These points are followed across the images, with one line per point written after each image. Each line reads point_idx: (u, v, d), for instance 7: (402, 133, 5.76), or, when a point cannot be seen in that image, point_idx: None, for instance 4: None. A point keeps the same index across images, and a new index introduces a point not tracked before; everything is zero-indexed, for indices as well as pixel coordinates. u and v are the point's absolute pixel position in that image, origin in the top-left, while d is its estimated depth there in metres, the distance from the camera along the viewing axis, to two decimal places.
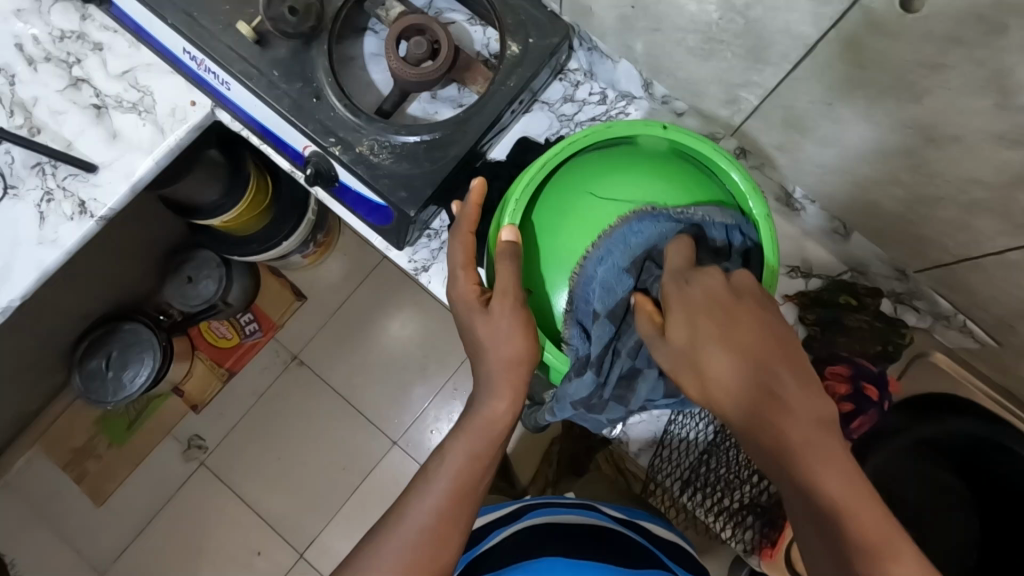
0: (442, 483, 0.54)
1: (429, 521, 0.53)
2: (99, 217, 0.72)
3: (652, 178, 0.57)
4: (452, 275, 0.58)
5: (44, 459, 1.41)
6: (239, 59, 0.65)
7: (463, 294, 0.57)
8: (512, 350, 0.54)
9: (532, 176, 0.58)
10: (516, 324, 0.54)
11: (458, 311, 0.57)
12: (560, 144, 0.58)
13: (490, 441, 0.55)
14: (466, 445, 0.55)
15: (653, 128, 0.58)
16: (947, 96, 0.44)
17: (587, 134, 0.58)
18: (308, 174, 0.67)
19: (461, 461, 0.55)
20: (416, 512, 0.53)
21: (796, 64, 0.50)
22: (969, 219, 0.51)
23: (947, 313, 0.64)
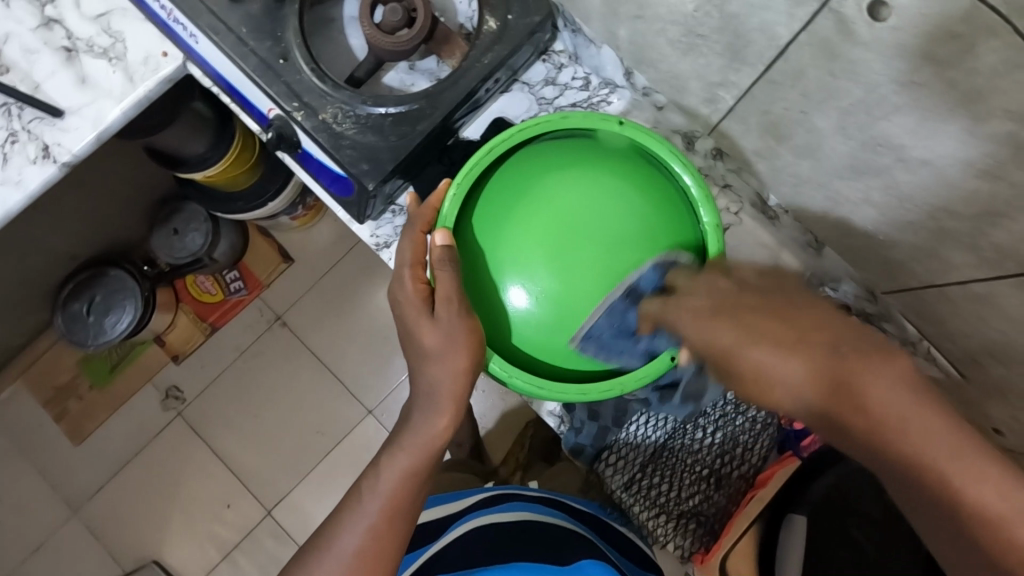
0: (374, 506, 0.57)
1: (363, 547, 0.56)
2: (62, 162, 0.71)
3: (606, 176, 0.55)
4: (400, 274, 0.57)
5: (26, 394, 1.42)
6: (207, 12, 0.63)
7: (411, 296, 0.56)
8: (456, 360, 0.53)
9: (479, 160, 0.57)
10: (461, 327, 0.53)
11: (405, 315, 0.56)
12: (508, 131, 0.57)
13: (425, 458, 0.57)
14: (399, 464, 0.57)
15: (609, 123, 0.57)
16: (917, 115, 0.41)
17: (539, 122, 0.57)
18: (270, 138, 0.65)
19: (392, 482, 0.57)
20: (349, 537, 0.56)
21: (770, 66, 0.47)
22: (938, 247, 0.49)
23: (913, 338, 0.61)
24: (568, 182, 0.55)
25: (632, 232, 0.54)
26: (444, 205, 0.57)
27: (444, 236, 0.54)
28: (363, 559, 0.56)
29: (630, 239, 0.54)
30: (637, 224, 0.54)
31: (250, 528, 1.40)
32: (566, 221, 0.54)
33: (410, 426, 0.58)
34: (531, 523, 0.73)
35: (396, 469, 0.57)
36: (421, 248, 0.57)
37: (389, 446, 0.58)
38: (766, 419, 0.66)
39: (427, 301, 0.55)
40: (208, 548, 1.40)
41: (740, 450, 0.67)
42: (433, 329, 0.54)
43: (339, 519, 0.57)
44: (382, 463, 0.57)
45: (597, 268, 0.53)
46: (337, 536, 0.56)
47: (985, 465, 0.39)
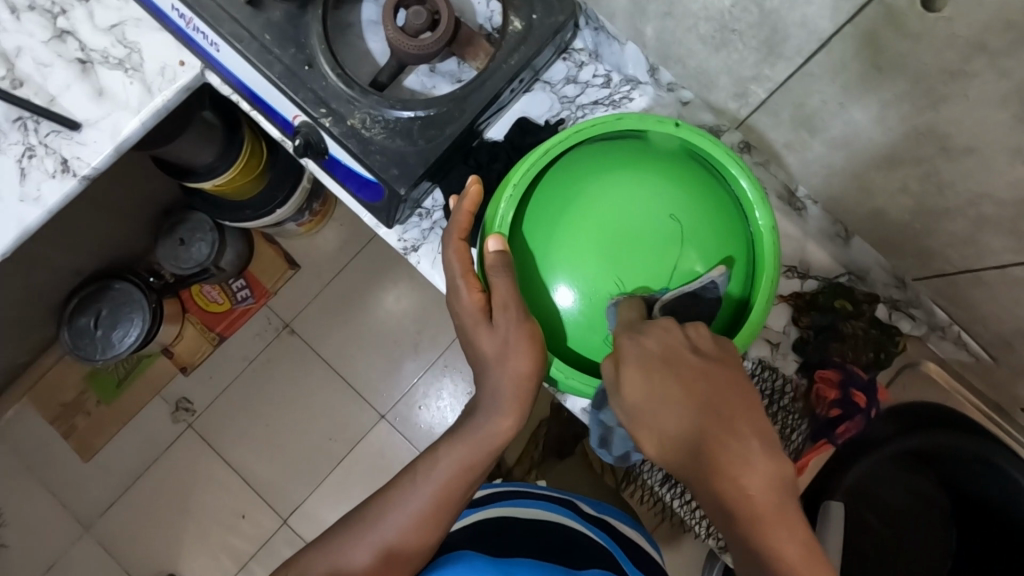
0: (425, 491, 0.59)
1: (412, 520, 0.59)
2: (82, 175, 0.70)
3: (661, 180, 0.55)
4: (454, 285, 0.57)
5: (32, 412, 1.40)
6: (229, 20, 0.62)
7: (466, 305, 0.56)
8: (518, 364, 0.54)
9: (534, 162, 0.56)
10: (519, 334, 0.54)
11: (463, 324, 0.57)
12: (565, 132, 0.56)
13: (485, 454, 0.58)
14: (456, 456, 0.59)
15: (665, 125, 0.56)
16: (965, 104, 0.42)
17: (595, 123, 0.56)
18: (297, 145, 0.65)
19: (451, 469, 0.59)
20: (403, 506, 0.59)
21: (808, 59, 0.48)
22: (976, 234, 0.50)
23: (943, 324, 0.63)
24: (623, 185, 0.54)
25: (685, 237, 0.54)
26: (498, 207, 0.57)
27: (497, 241, 0.54)
28: (409, 530, 0.58)
29: (682, 243, 0.54)
30: (691, 225, 0.54)
31: (266, 538, 1.39)
32: (620, 223, 0.54)
33: (473, 418, 0.59)
34: (549, 524, 0.72)
35: (457, 458, 0.59)
36: (468, 259, 0.56)
37: (455, 436, 0.60)
38: (799, 409, 0.66)
39: (483, 308, 0.56)
40: (224, 560, 1.39)
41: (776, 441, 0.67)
42: (492, 335, 0.55)
43: (399, 488, 0.60)
44: (440, 453, 0.60)
45: (648, 272, 0.53)
46: (394, 503, 0.60)
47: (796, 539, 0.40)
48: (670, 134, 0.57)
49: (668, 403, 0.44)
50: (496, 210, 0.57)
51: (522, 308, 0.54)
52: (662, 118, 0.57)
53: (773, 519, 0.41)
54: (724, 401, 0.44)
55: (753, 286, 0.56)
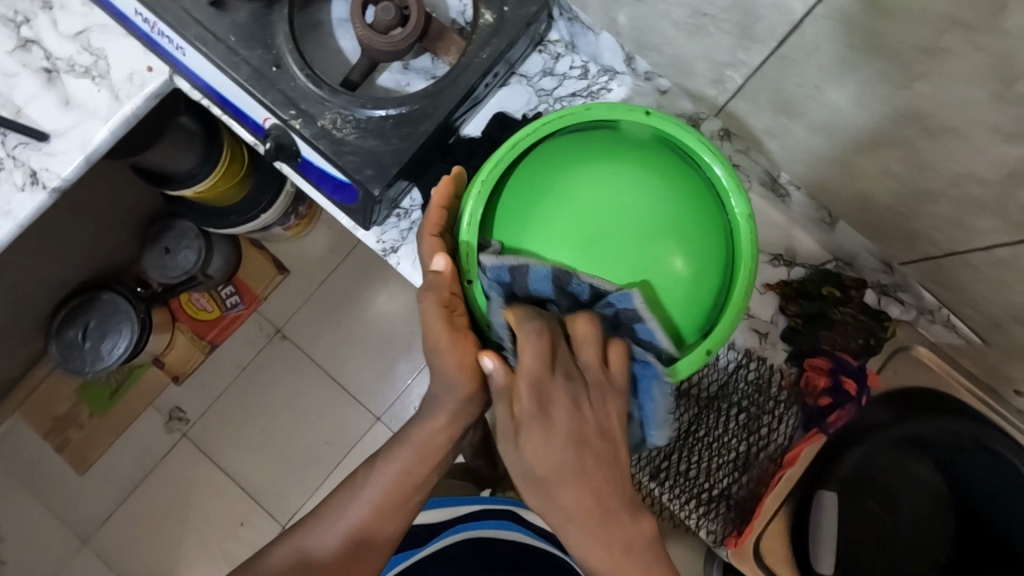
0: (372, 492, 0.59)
1: (365, 519, 0.59)
2: (51, 187, 0.68)
3: (635, 167, 0.53)
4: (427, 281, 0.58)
5: (25, 426, 1.39)
6: (193, 22, 0.61)
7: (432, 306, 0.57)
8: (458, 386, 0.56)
9: (503, 155, 0.55)
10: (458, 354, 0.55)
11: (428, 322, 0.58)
12: (533, 124, 0.55)
13: (430, 460, 0.59)
14: (404, 457, 0.59)
15: (635, 113, 0.55)
16: (943, 82, 0.40)
17: (563, 114, 0.56)
18: (269, 149, 0.64)
19: (396, 473, 0.59)
20: (358, 505, 0.59)
21: (783, 42, 0.46)
22: (963, 216, 0.49)
23: (931, 307, 0.62)
24: (594, 176, 0.53)
25: (662, 225, 0.52)
26: (467, 206, 0.56)
27: (441, 260, 0.54)
28: (363, 529, 0.59)
29: (659, 232, 0.52)
30: (668, 214, 0.52)
31: (266, 545, 1.38)
32: (597, 214, 0.52)
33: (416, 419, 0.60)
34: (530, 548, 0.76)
35: (400, 462, 0.59)
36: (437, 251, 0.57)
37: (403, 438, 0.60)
38: (787, 398, 0.65)
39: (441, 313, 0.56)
40: (224, 568, 1.38)
41: (767, 429, 0.66)
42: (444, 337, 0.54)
43: (352, 486, 0.61)
44: (389, 454, 0.60)
45: (625, 269, 0.51)
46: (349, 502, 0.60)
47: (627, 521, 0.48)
48: (640, 123, 0.56)
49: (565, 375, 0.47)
50: (465, 208, 0.56)
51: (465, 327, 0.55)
52: (630, 107, 0.56)
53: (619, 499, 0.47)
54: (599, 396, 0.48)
55: (734, 278, 0.55)
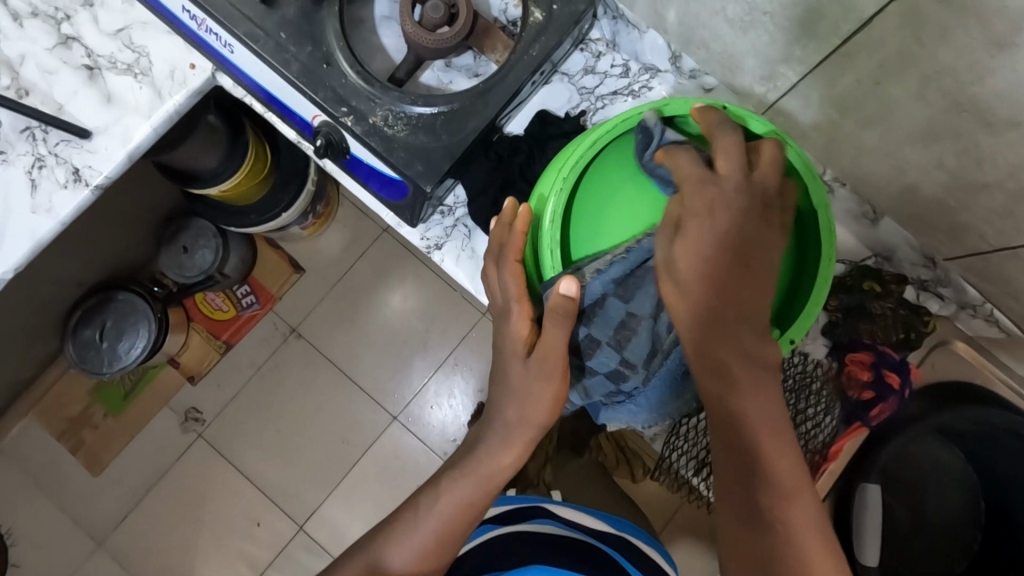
0: (427, 526, 0.59)
1: (423, 547, 0.59)
2: (94, 185, 0.68)
3: None
4: (507, 308, 0.57)
5: (39, 427, 1.38)
6: (243, 19, 0.61)
7: (514, 333, 0.56)
8: (532, 413, 0.56)
9: (582, 152, 0.56)
10: (543, 386, 0.55)
11: (502, 346, 0.57)
12: (612, 119, 0.56)
13: (484, 490, 0.59)
14: (457, 495, 0.59)
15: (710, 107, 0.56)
16: (1012, 77, 0.41)
17: (640, 109, 0.56)
18: (318, 145, 0.64)
19: (453, 506, 0.59)
20: (417, 535, 0.59)
21: (845, 39, 0.47)
22: (1015, 207, 0.50)
23: (974, 302, 0.63)
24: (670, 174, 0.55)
25: None
26: (548, 202, 0.57)
27: (569, 283, 0.50)
28: (421, 555, 0.59)
29: None
30: None
31: (282, 544, 1.37)
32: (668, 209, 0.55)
33: (475, 453, 0.60)
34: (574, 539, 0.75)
35: (459, 495, 0.59)
36: (523, 281, 0.56)
37: (460, 469, 0.60)
38: (829, 393, 0.66)
39: (528, 338, 0.55)
40: (240, 568, 1.37)
41: (810, 424, 0.67)
42: (536, 374, 0.55)
43: (406, 515, 0.61)
44: (441, 487, 0.60)
45: None
46: (407, 533, 0.60)
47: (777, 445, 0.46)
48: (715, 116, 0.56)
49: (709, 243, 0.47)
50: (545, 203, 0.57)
51: (563, 358, 0.54)
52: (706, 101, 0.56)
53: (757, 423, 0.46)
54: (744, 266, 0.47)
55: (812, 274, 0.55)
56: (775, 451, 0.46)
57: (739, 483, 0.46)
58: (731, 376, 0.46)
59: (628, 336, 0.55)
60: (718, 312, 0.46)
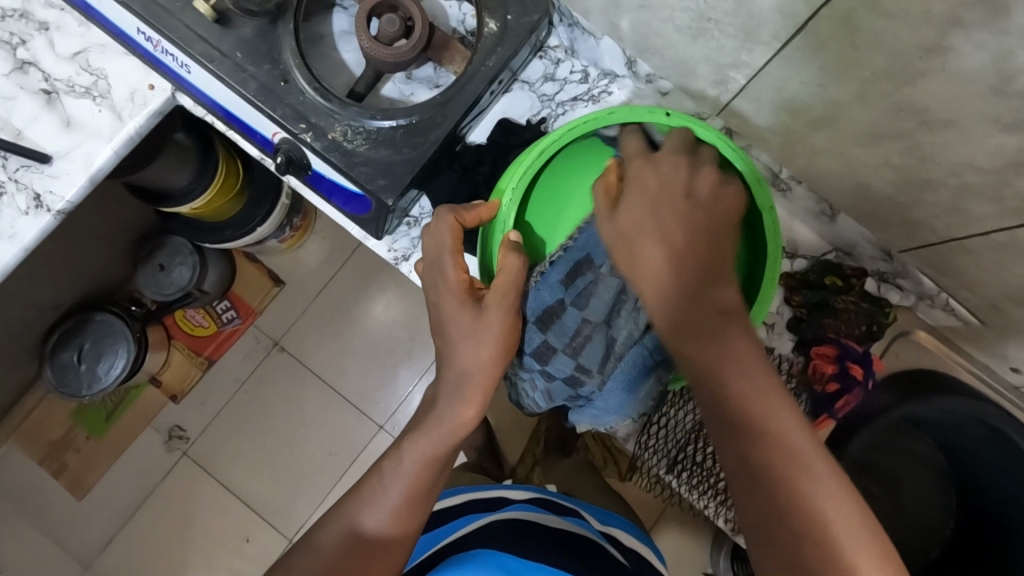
0: (400, 486, 0.57)
1: (395, 508, 0.57)
2: (56, 210, 0.68)
3: None
4: (438, 262, 0.56)
5: (20, 453, 1.36)
6: (199, 40, 0.61)
7: (451, 285, 0.55)
8: (484, 355, 0.55)
9: (531, 162, 0.57)
10: (493, 329, 0.54)
11: (438, 303, 0.56)
12: (558, 130, 0.56)
13: (449, 446, 0.58)
14: (423, 452, 0.58)
15: (657, 115, 0.56)
16: (943, 78, 0.42)
17: (587, 119, 0.56)
18: (279, 162, 0.64)
19: (419, 463, 0.57)
20: (388, 496, 0.58)
21: (785, 43, 0.48)
22: (960, 202, 0.52)
23: (931, 292, 0.65)
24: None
25: None
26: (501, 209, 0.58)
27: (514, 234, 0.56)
28: (393, 516, 0.57)
29: None
30: None
31: (272, 560, 1.37)
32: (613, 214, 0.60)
33: (435, 411, 0.58)
34: (572, 535, 0.74)
35: (422, 454, 0.58)
36: (459, 236, 0.55)
37: (423, 428, 0.58)
38: (795, 386, 0.67)
39: (467, 291, 0.55)
40: None
41: None
42: (479, 317, 0.54)
43: (371, 479, 0.59)
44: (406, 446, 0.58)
45: None
46: (377, 496, 0.58)
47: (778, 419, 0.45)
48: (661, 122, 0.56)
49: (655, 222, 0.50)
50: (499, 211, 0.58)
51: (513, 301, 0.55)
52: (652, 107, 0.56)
53: (754, 398, 0.46)
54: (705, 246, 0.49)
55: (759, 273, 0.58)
56: (783, 433, 0.45)
57: (744, 464, 0.45)
58: (730, 368, 0.46)
59: (583, 342, 0.58)
60: (694, 286, 0.48)
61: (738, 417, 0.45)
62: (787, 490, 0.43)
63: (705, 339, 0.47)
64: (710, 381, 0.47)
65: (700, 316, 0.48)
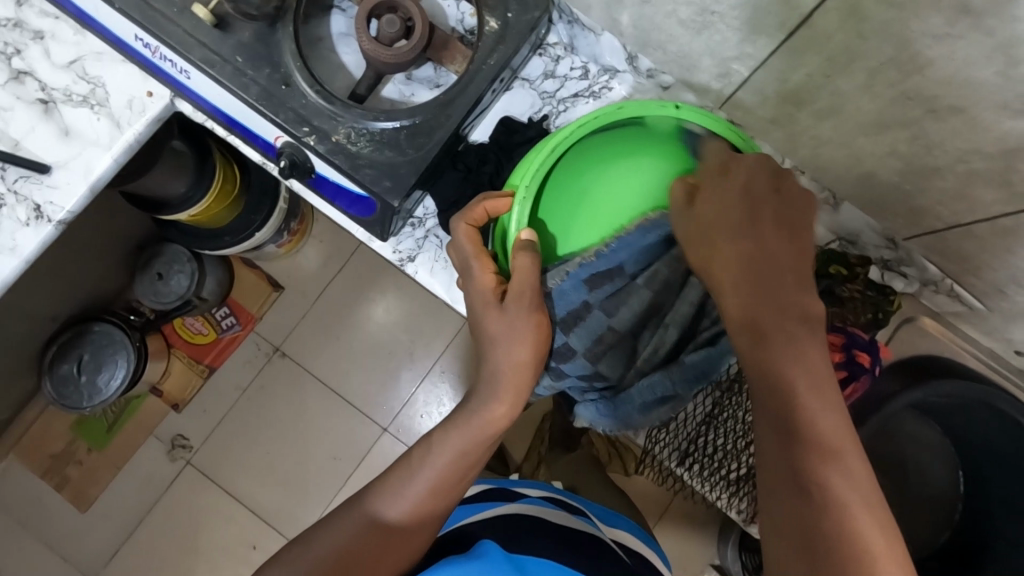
0: (425, 478, 0.58)
1: (418, 500, 0.58)
2: (57, 220, 0.67)
3: (662, 165, 0.56)
4: (467, 267, 0.57)
5: (21, 467, 1.35)
6: (198, 45, 0.61)
7: (482, 286, 0.56)
8: (516, 353, 0.55)
9: (543, 160, 0.57)
10: (525, 327, 0.54)
11: (473, 304, 0.57)
12: (571, 127, 0.57)
13: (476, 442, 0.58)
14: (450, 447, 0.58)
15: (666, 108, 0.56)
16: (950, 65, 0.42)
17: (597, 115, 0.57)
18: (283, 167, 0.64)
19: (447, 458, 0.58)
20: (412, 487, 0.58)
21: (791, 35, 0.48)
22: (966, 188, 0.52)
23: (936, 279, 0.65)
24: (629, 175, 0.57)
25: None
26: (513, 210, 0.57)
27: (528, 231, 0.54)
28: (414, 507, 0.58)
29: None
30: None
31: None
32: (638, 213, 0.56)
33: (466, 410, 0.59)
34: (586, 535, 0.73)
35: (449, 450, 0.58)
36: (476, 239, 0.56)
37: (452, 421, 0.59)
38: None
39: (494, 290, 0.55)
40: None
41: None
42: (505, 320, 0.54)
43: (397, 472, 0.60)
44: (435, 439, 0.59)
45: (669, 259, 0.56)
46: (400, 485, 0.58)
47: (831, 423, 0.42)
48: (669, 116, 0.57)
49: (727, 207, 0.49)
50: (511, 212, 0.57)
51: (536, 298, 0.54)
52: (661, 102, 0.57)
53: (805, 393, 0.43)
54: (772, 231, 0.47)
55: None
56: (834, 437, 0.42)
57: (784, 466, 0.42)
58: (785, 368, 0.43)
59: (602, 347, 0.58)
60: (761, 266, 0.46)
61: (785, 410, 0.43)
62: (830, 500, 0.40)
63: (758, 322, 0.45)
64: (760, 367, 0.44)
65: (762, 296, 0.46)
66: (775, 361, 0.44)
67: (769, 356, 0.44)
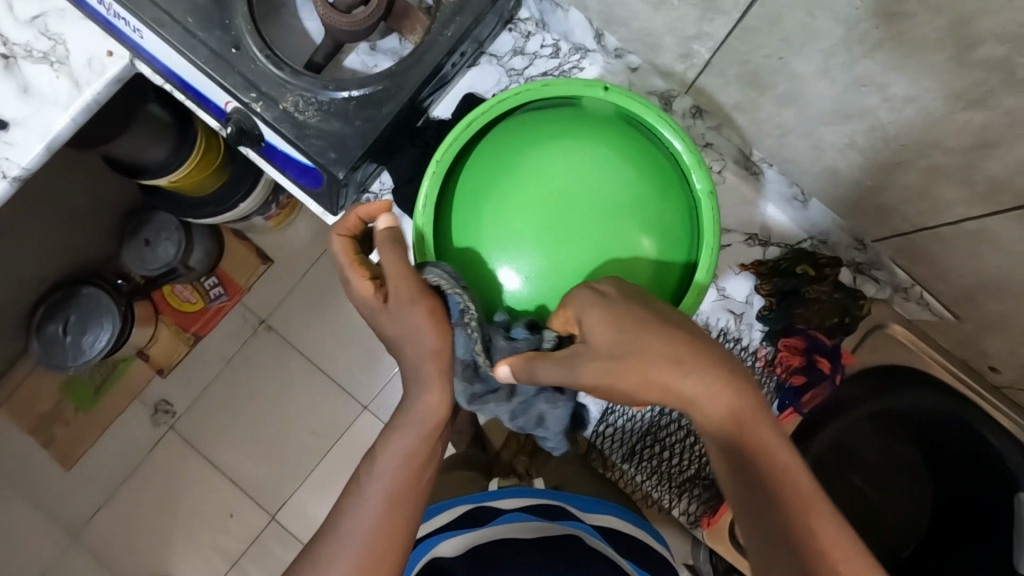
0: (373, 505, 0.50)
1: (371, 535, 0.49)
2: (11, 177, 0.67)
3: (590, 142, 0.55)
4: (345, 277, 0.54)
5: (10, 424, 1.37)
6: (149, 4, 0.59)
7: (360, 295, 0.52)
8: (424, 342, 0.50)
9: (459, 134, 0.57)
10: (422, 314, 0.50)
11: (364, 318, 0.53)
12: (490, 101, 0.57)
13: (423, 437, 0.51)
14: (395, 452, 0.51)
15: (594, 89, 0.56)
16: (903, 48, 0.40)
17: (521, 91, 0.56)
18: (231, 133, 0.63)
19: (396, 471, 0.51)
20: (357, 522, 0.49)
21: (744, 13, 0.45)
22: (929, 186, 0.49)
23: (906, 285, 0.62)
24: (548, 154, 0.55)
25: (615, 205, 0.54)
26: (422, 184, 0.56)
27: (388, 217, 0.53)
28: (370, 549, 0.49)
29: (619, 209, 0.55)
30: (629, 192, 0.55)
31: (255, 535, 1.38)
32: (565, 186, 0.54)
33: None
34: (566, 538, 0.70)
35: (394, 457, 0.51)
36: (351, 248, 0.54)
37: (391, 426, 0.52)
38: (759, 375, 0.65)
39: (372, 292, 0.52)
40: (214, 559, 1.38)
41: None
42: (401, 315, 0.50)
43: (339, 507, 0.51)
44: (376, 451, 0.52)
45: (595, 244, 0.54)
46: (345, 520, 0.50)
47: (834, 535, 0.39)
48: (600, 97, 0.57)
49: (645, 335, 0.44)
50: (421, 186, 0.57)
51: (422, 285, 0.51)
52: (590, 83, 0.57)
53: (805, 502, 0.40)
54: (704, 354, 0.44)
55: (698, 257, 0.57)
56: (841, 548, 0.38)
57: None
58: (766, 459, 0.42)
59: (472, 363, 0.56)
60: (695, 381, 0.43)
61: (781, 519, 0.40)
62: None
63: (748, 427, 0.42)
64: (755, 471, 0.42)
65: (730, 405, 0.43)
66: (771, 463, 0.41)
67: (759, 460, 0.42)
